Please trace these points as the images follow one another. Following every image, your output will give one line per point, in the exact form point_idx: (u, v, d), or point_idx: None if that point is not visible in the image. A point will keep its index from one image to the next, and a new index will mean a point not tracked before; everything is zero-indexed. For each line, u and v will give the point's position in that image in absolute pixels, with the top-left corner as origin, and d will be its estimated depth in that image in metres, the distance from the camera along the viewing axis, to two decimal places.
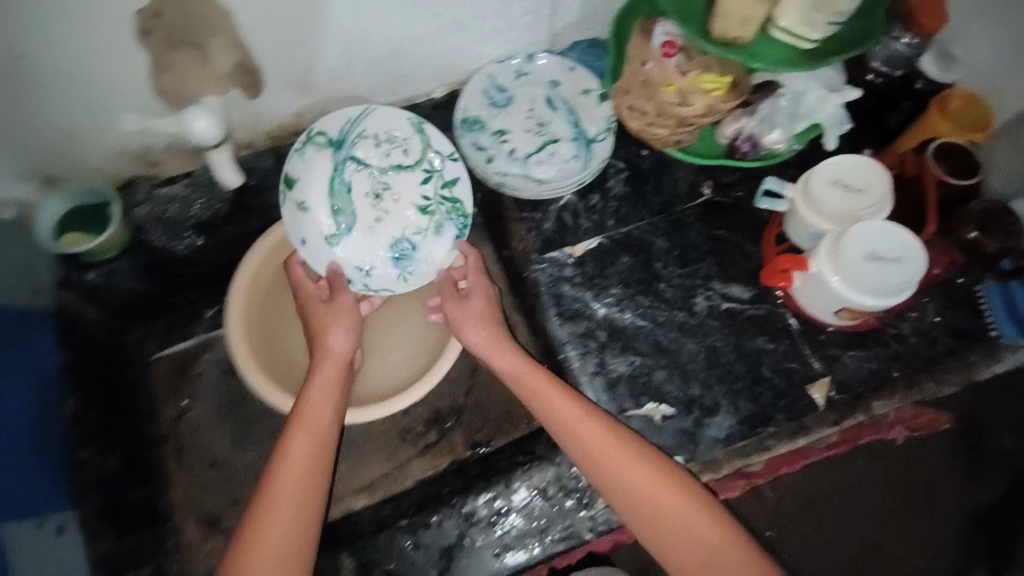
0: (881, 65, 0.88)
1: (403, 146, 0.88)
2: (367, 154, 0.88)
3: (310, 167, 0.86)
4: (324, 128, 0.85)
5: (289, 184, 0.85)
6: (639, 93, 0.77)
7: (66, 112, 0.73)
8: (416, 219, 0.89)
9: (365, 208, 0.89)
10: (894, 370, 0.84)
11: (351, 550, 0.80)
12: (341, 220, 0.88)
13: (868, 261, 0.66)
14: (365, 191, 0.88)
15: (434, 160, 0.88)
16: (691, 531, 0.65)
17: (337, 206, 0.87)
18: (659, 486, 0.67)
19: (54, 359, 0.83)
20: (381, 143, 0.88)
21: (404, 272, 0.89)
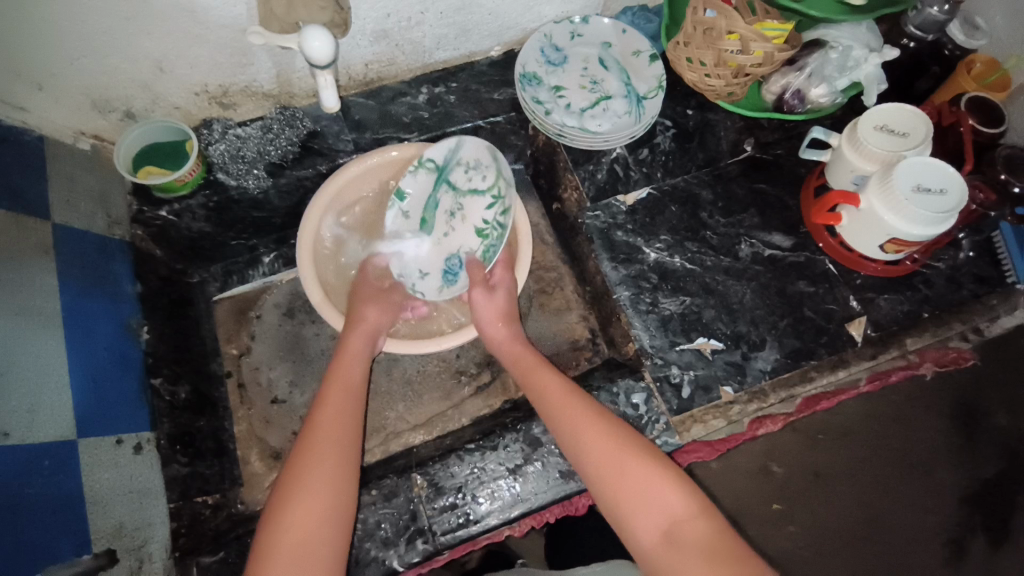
0: (914, 30, 0.93)
1: (483, 172, 0.86)
2: (459, 178, 0.86)
3: (415, 184, 0.86)
4: (433, 154, 0.84)
5: (398, 196, 0.86)
6: (701, 43, 0.85)
7: (160, 45, 0.76)
8: (472, 239, 0.87)
9: (441, 225, 0.87)
10: (924, 311, 0.91)
11: (422, 472, 0.79)
12: (423, 230, 0.87)
13: (917, 192, 0.74)
14: (444, 209, 0.87)
15: (502, 187, 0.87)
16: (653, 502, 0.63)
17: (424, 218, 0.87)
18: (625, 455, 0.66)
19: (132, 288, 0.85)
20: (469, 171, 0.86)
21: (448, 286, 0.88)
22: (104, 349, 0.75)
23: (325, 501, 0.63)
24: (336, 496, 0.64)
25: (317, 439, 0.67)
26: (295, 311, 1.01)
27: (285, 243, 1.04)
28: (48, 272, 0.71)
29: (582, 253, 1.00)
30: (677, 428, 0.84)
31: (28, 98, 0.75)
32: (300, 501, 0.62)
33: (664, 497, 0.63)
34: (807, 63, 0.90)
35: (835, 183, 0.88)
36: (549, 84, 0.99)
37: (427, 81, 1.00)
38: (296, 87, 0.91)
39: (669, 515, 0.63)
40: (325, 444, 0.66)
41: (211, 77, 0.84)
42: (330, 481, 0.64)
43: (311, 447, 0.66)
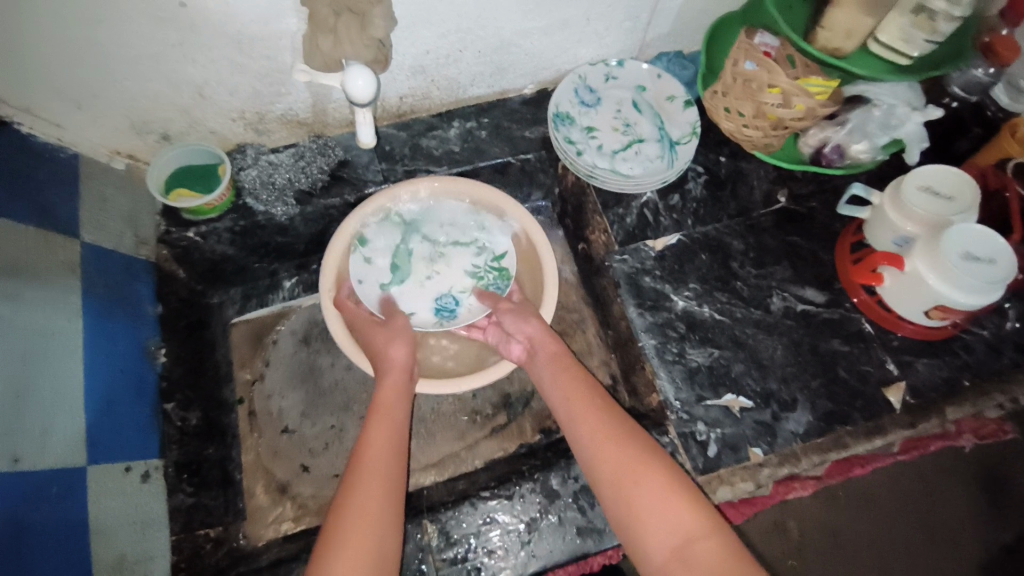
0: (958, 91, 0.97)
1: (461, 225, 0.95)
2: (433, 232, 0.94)
3: (383, 236, 0.92)
4: (399, 207, 0.93)
5: (359, 241, 0.91)
6: (739, 95, 0.85)
7: (203, 71, 0.76)
8: (461, 279, 0.93)
9: (419, 269, 0.93)
10: (964, 379, 0.87)
11: (432, 519, 0.76)
12: (396, 274, 0.91)
13: (965, 261, 0.73)
14: (422, 256, 0.93)
15: (487, 237, 0.95)
16: (667, 518, 0.62)
17: (395, 264, 0.92)
18: (643, 474, 0.65)
19: (152, 309, 0.84)
20: (444, 223, 0.95)
21: (444, 321, 0.89)
22: (120, 370, 0.75)
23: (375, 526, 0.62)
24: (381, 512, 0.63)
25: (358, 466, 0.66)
26: (311, 339, 1.00)
27: (306, 269, 1.04)
28: (72, 291, 0.70)
29: (606, 296, 0.98)
30: (704, 488, 0.79)
31: (66, 116, 0.76)
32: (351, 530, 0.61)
33: (678, 514, 0.62)
34: (847, 120, 0.88)
35: (874, 242, 0.86)
36: (583, 125, 0.98)
37: (459, 116, 1.00)
38: (331, 117, 0.92)
39: (683, 534, 0.61)
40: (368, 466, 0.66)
41: (248, 104, 0.84)
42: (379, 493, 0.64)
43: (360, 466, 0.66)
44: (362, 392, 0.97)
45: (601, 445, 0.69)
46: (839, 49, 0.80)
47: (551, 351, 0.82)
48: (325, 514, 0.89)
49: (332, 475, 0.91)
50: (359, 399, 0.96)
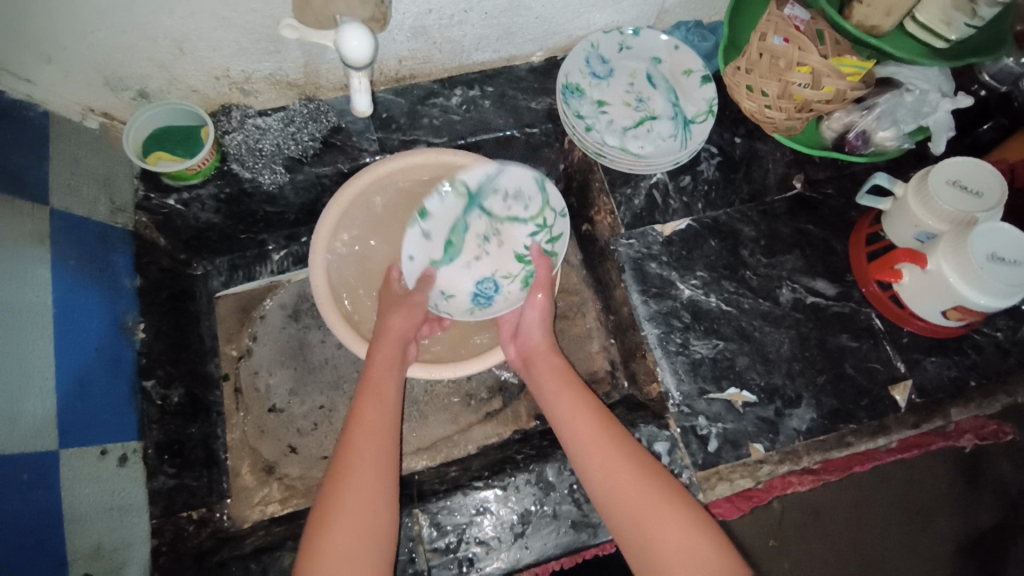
0: (989, 78, 0.90)
1: (527, 202, 0.88)
2: (497, 205, 0.88)
3: (445, 206, 0.88)
4: (467, 177, 0.87)
5: (420, 215, 0.87)
6: (764, 72, 0.79)
7: (183, 25, 0.69)
8: (510, 263, 0.88)
9: (471, 248, 0.88)
10: (972, 380, 0.85)
11: (422, 509, 0.74)
12: (448, 251, 0.88)
13: (991, 262, 0.70)
14: (477, 233, 0.88)
15: (549, 216, 0.88)
16: (666, 524, 0.62)
17: (451, 240, 0.88)
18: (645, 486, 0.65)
19: (131, 282, 0.79)
20: (511, 200, 0.89)
21: (479, 308, 0.87)
22: (94, 348, 0.71)
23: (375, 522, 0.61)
24: (382, 505, 0.63)
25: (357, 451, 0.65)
26: (301, 315, 0.96)
27: (295, 240, 0.99)
28: (41, 264, 0.66)
29: (609, 280, 0.94)
30: (702, 484, 0.78)
31: (34, 71, 0.69)
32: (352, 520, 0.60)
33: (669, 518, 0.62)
34: (876, 103, 0.83)
35: (895, 238, 0.83)
36: (596, 99, 0.92)
37: (461, 83, 0.93)
38: (323, 80, 0.85)
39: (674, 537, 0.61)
40: (370, 456, 0.65)
41: (234, 62, 0.77)
42: (374, 488, 0.63)
43: (356, 450, 0.65)
44: (353, 371, 0.94)
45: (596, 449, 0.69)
46: (876, 28, 0.74)
47: (549, 355, 0.80)
48: (313, 495, 0.87)
49: (320, 457, 0.89)
50: (350, 378, 0.94)
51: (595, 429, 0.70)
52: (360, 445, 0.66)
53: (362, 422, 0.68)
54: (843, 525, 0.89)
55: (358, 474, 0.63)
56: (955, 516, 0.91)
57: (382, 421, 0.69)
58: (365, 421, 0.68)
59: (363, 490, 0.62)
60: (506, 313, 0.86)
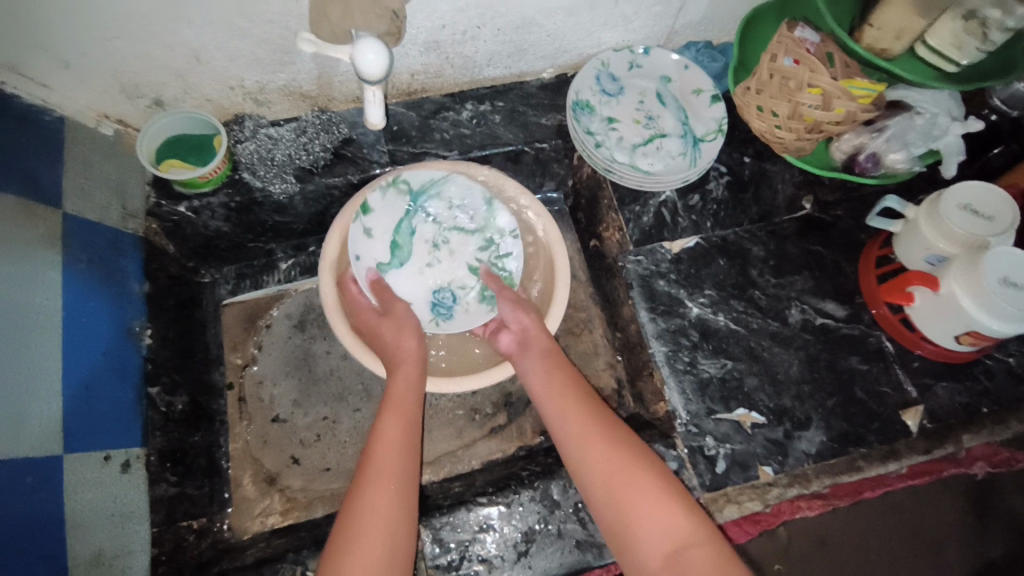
0: (999, 103, 0.90)
1: (471, 213, 0.88)
2: (440, 211, 0.88)
3: (388, 207, 0.85)
4: (410, 177, 0.85)
5: (363, 210, 0.83)
6: (775, 93, 0.79)
7: (201, 35, 0.70)
8: (462, 274, 0.88)
9: (420, 253, 0.88)
10: (984, 406, 0.83)
11: (425, 524, 0.73)
12: (395, 254, 0.86)
13: (1004, 286, 0.69)
14: (425, 238, 0.88)
15: (497, 233, 0.88)
16: (662, 521, 0.60)
17: (395, 242, 0.86)
18: (643, 482, 0.63)
19: (140, 287, 0.79)
20: (455, 206, 0.88)
21: (437, 319, 0.86)
22: (101, 353, 0.70)
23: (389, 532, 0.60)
24: (394, 513, 0.62)
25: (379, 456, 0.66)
26: (306, 324, 0.96)
27: (303, 250, 0.99)
28: (52, 267, 0.66)
29: (617, 296, 0.93)
30: (710, 506, 0.77)
31: (53, 76, 0.70)
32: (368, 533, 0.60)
33: (669, 515, 0.60)
34: (886, 125, 0.82)
35: (906, 261, 0.82)
36: (606, 116, 0.93)
37: (472, 98, 0.94)
38: (336, 92, 0.86)
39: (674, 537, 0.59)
40: (383, 468, 0.65)
41: (249, 72, 0.78)
42: (389, 501, 0.62)
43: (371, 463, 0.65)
44: (357, 382, 0.93)
45: (589, 444, 0.67)
46: (886, 51, 0.75)
47: (543, 348, 0.78)
48: (313, 508, 0.86)
49: (323, 469, 0.88)
50: (354, 390, 0.93)
51: (592, 426, 0.68)
52: (382, 451, 0.66)
53: (385, 428, 0.69)
54: (854, 552, 0.87)
55: (377, 491, 0.63)
56: (968, 545, 0.89)
57: (401, 426, 0.69)
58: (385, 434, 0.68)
59: (377, 506, 0.61)
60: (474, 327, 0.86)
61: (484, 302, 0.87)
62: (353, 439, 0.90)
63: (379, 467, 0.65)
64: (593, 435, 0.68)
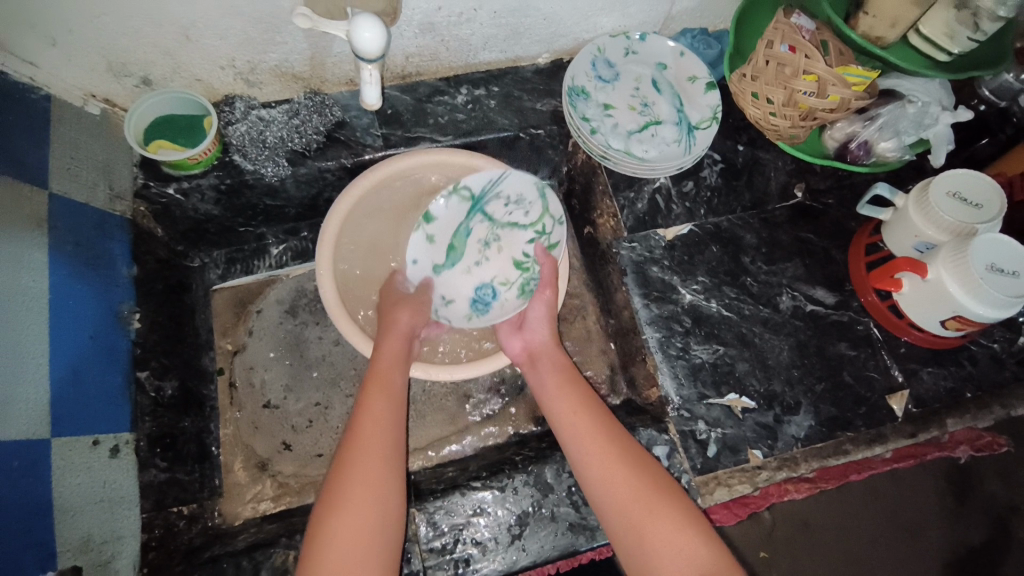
0: (989, 94, 0.91)
1: (527, 208, 0.85)
2: (498, 211, 0.85)
3: (449, 211, 0.84)
4: (470, 184, 0.82)
5: (426, 218, 0.83)
6: (770, 79, 0.80)
7: (191, 11, 0.69)
8: (508, 270, 0.85)
9: (473, 254, 0.86)
10: (967, 391, 0.85)
11: (419, 508, 0.73)
12: (449, 257, 0.85)
13: (990, 272, 0.71)
14: (478, 239, 0.85)
15: (547, 223, 0.85)
16: (641, 503, 0.64)
17: (452, 245, 0.85)
18: (628, 468, 0.66)
19: (127, 271, 0.78)
20: (511, 205, 0.85)
21: (475, 313, 0.85)
22: (89, 337, 0.69)
23: (381, 503, 0.61)
24: (387, 481, 0.63)
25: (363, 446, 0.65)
26: (298, 310, 0.95)
27: (295, 234, 0.98)
28: (37, 248, 0.65)
29: (611, 283, 0.94)
30: (700, 489, 0.78)
31: (38, 53, 0.68)
32: (359, 500, 0.61)
33: (655, 502, 0.64)
34: (878, 114, 0.83)
35: (895, 248, 0.83)
36: (604, 103, 0.93)
37: (467, 82, 0.93)
38: (330, 73, 0.84)
39: (660, 542, 0.61)
40: (375, 436, 0.65)
41: (240, 52, 0.77)
42: (380, 470, 0.63)
43: (362, 431, 0.66)
44: (350, 368, 0.93)
45: (585, 442, 0.69)
46: (880, 39, 0.75)
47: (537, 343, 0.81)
48: (306, 493, 0.86)
49: (314, 455, 0.88)
50: (346, 376, 0.92)
51: (584, 417, 0.71)
52: (373, 428, 0.66)
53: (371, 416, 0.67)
54: (836, 531, 0.89)
55: (368, 460, 0.63)
56: (944, 525, 0.91)
57: (390, 417, 0.68)
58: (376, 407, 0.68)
59: (373, 472, 0.63)
60: (505, 321, 0.84)
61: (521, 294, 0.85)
62: (345, 425, 0.90)
63: (363, 459, 0.63)
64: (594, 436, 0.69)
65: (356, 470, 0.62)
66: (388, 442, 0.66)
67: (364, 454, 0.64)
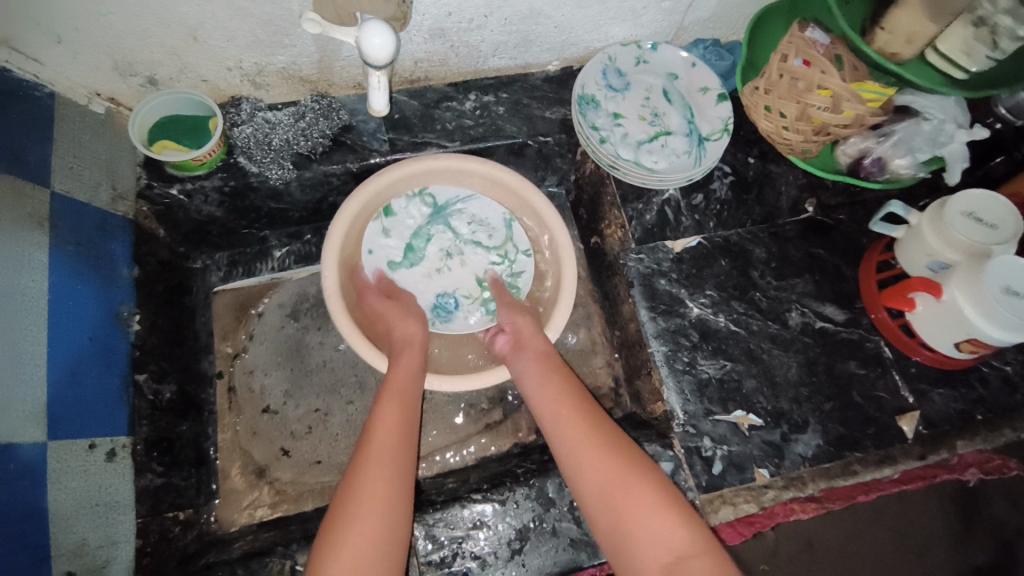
0: (1005, 112, 0.90)
1: (491, 231, 0.89)
2: (460, 225, 0.89)
3: (409, 212, 0.87)
4: (435, 191, 0.88)
5: (385, 212, 0.86)
6: (784, 93, 0.79)
7: (200, 12, 0.68)
8: (469, 285, 0.87)
9: (433, 261, 0.88)
10: (978, 413, 0.84)
11: (418, 520, 0.71)
12: (407, 257, 0.87)
13: (1006, 295, 0.69)
14: (440, 248, 0.88)
15: (512, 250, 0.89)
16: (654, 523, 0.61)
17: (411, 246, 0.87)
18: (642, 483, 0.63)
19: (128, 272, 0.77)
20: (474, 224, 0.89)
21: (434, 320, 0.85)
22: (88, 338, 0.68)
23: (387, 515, 0.60)
24: (394, 494, 0.62)
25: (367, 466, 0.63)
26: (299, 315, 0.94)
27: (298, 238, 0.97)
28: (38, 248, 0.64)
29: (617, 295, 0.92)
30: (705, 507, 0.76)
31: (44, 50, 0.67)
32: (364, 513, 0.59)
33: (669, 522, 0.61)
34: (892, 130, 0.82)
35: (907, 266, 0.82)
36: (613, 111, 0.92)
37: (476, 88, 0.92)
38: (338, 77, 0.83)
39: (680, 554, 0.59)
40: (383, 449, 0.64)
41: (248, 54, 0.76)
42: (387, 483, 0.62)
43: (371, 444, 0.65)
44: (351, 375, 0.92)
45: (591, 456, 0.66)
46: (896, 55, 0.74)
47: (542, 352, 0.77)
48: (304, 501, 0.84)
49: (312, 462, 0.86)
50: (346, 382, 0.91)
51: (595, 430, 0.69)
52: (381, 441, 0.65)
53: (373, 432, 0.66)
54: (842, 553, 0.88)
55: (375, 473, 0.62)
56: (954, 550, 0.89)
57: (393, 431, 0.67)
58: (385, 420, 0.67)
59: (380, 484, 0.61)
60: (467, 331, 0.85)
61: (485, 312, 0.86)
62: (345, 432, 0.89)
63: (367, 480, 0.62)
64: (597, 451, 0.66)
65: (363, 481, 0.62)
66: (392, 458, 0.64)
67: (371, 467, 0.63)
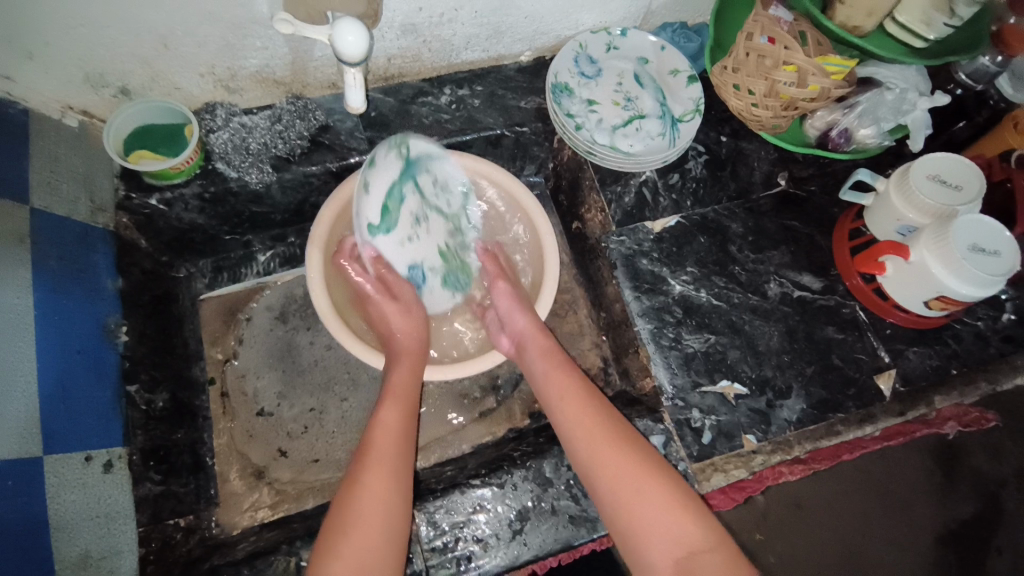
0: (965, 77, 0.93)
1: (449, 197, 0.85)
2: (426, 185, 0.81)
3: (386, 166, 0.76)
4: (413, 143, 0.78)
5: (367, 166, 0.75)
6: (751, 70, 0.81)
7: (167, 18, 0.68)
8: (434, 255, 0.85)
9: (405, 225, 0.80)
10: (952, 368, 0.87)
11: (420, 508, 0.73)
12: (383, 220, 0.78)
13: (971, 252, 0.73)
14: (411, 210, 0.80)
15: (466, 221, 0.87)
16: (645, 499, 0.62)
17: (386, 208, 0.77)
18: (633, 464, 0.65)
19: (113, 283, 0.77)
20: (438, 189, 0.83)
21: None
22: (77, 352, 0.68)
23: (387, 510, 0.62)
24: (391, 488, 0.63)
25: (369, 472, 0.64)
26: (289, 316, 0.95)
27: (282, 240, 0.97)
28: (22, 265, 0.64)
29: (600, 277, 0.94)
30: (697, 476, 0.79)
31: (13, 65, 0.67)
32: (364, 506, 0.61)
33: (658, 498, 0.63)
34: (858, 102, 0.84)
35: (878, 232, 0.85)
36: (587, 99, 0.93)
37: (450, 82, 0.93)
38: (312, 78, 0.84)
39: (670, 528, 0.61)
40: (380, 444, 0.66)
41: (219, 58, 0.76)
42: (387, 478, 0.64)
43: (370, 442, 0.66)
44: (345, 372, 0.93)
45: (591, 437, 0.68)
46: (857, 28, 0.77)
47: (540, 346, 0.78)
48: (304, 498, 0.85)
49: (312, 460, 0.88)
50: (340, 380, 0.92)
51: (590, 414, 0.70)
52: (379, 439, 0.67)
53: (375, 438, 0.67)
54: (828, 512, 0.92)
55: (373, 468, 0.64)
56: (937, 502, 0.93)
57: (392, 437, 0.67)
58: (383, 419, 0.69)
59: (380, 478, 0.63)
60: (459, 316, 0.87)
61: (448, 285, 0.87)
62: (342, 429, 0.90)
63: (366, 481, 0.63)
64: (606, 449, 0.67)
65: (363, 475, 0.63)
66: (393, 458, 0.66)
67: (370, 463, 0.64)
